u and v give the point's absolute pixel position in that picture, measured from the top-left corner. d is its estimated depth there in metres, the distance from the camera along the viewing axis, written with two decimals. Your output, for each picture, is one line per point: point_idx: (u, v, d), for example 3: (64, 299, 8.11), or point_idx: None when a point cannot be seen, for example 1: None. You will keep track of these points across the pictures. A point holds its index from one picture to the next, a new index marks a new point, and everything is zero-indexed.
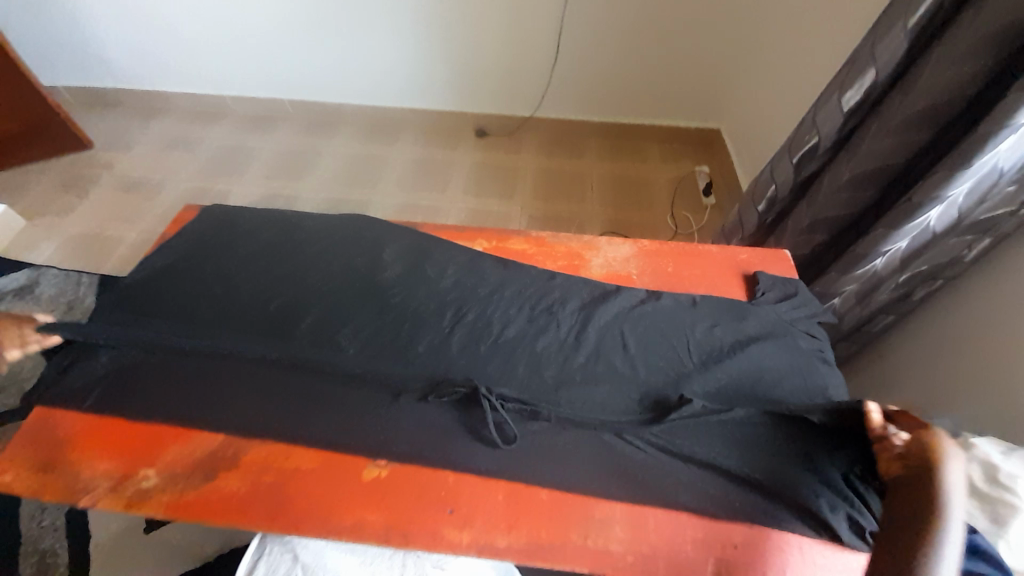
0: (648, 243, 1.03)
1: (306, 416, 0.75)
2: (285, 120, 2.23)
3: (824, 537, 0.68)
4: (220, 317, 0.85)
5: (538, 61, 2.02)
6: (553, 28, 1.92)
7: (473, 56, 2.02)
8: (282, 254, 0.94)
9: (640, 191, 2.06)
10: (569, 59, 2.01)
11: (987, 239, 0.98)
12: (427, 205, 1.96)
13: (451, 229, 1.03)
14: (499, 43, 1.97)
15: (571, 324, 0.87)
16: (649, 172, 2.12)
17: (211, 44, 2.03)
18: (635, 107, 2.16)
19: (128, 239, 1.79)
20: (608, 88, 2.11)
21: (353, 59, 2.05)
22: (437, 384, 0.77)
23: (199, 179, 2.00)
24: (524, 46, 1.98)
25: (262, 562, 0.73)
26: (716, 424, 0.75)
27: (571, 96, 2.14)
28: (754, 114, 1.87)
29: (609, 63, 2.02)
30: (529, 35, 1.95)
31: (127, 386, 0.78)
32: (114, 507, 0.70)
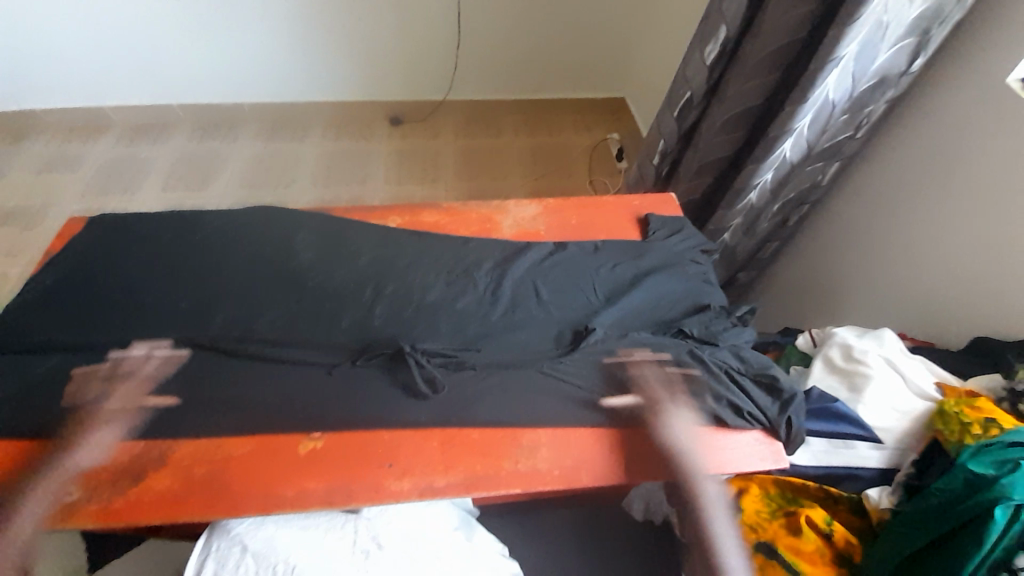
0: (552, 200, 1.11)
1: (232, 405, 0.76)
2: (178, 126, 2.07)
3: (713, 425, 0.83)
4: (127, 324, 0.82)
5: (441, 43, 2.05)
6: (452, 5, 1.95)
7: (376, 40, 2.00)
8: (186, 255, 0.91)
9: (556, 160, 2.15)
10: (471, 35, 2.05)
11: (834, 163, 1.15)
12: (348, 197, 1.94)
13: (363, 211, 1.05)
14: (400, 24, 1.97)
15: (487, 282, 0.93)
16: (562, 141, 2.21)
17: (81, 46, 1.86)
18: (540, 79, 2.23)
19: (15, 274, 1.62)
20: (512, 64, 2.16)
21: (247, 53, 1.95)
22: (366, 348, 0.81)
23: (89, 198, 1.84)
24: (426, 26, 1.99)
25: (211, 560, 0.68)
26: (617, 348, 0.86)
27: (478, 76, 2.18)
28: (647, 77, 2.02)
29: (510, 36, 2.08)
30: (428, 15, 1.96)
31: (32, 407, 0.74)
32: (39, 526, 0.68)
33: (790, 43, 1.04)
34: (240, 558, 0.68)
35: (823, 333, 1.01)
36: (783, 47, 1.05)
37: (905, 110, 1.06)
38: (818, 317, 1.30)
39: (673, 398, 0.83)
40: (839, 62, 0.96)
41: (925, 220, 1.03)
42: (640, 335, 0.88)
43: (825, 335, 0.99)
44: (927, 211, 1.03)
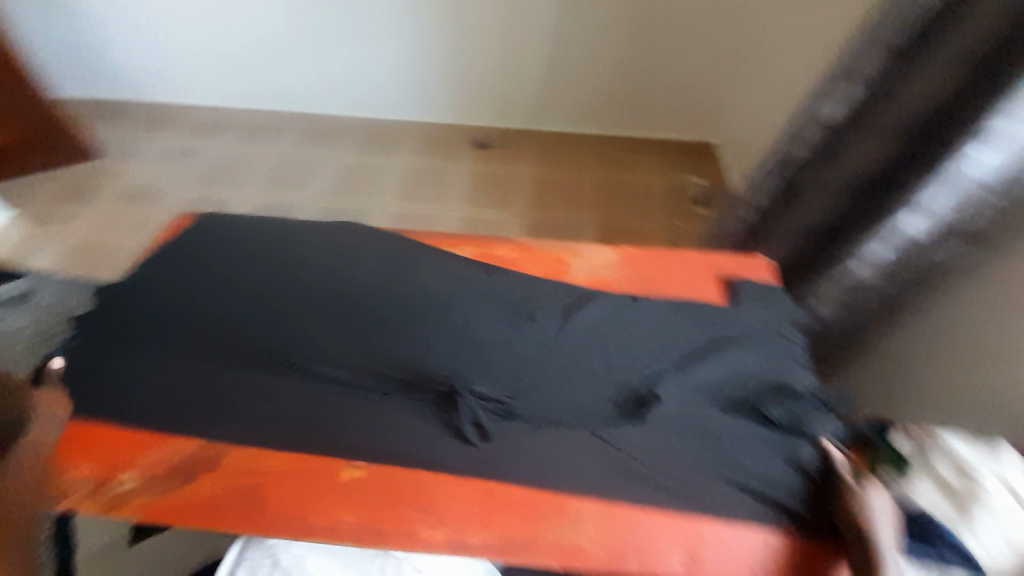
0: (630, 248, 1.06)
1: (285, 415, 0.78)
2: (285, 129, 2.26)
3: (785, 524, 0.72)
4: (206, 321, 0.87)
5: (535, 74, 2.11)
6: (549, 38, 2.01)
7: (471, 66, 2.10)
8: (268, 258, 0.97)
9: (631, 199, 2.08)
10: (567, 70, 2.09)
11: (971, 249, 0.98)
12: (423, 214, 2.00)
13: (439, 237, 1.06)
14: (497, 52, 2.06)
15: (551, 327, 0.89)
16: (639, 180, 2.14)
17: (226, 53, 2.13)
18: (626, 118, 2.21)
19: (127, 245, 1.83)
20: (602, 100, 2.17)
21: (358, 68, 2.14)
22: (419, 380, 0.80)
23: (201, 187, 2.05)
24: (522, 57, 2.06)
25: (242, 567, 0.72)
26: (683, 425, 0.78)
27: (566, 108, 2.20)
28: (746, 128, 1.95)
29: (602, 74, 2.09)
30: (525, 46, 2.04)
31: (108, 385, 0.80)
32: (92, 511, 0.73)
33: (932, 111, 0.92)
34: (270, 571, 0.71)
35: (925, 432, 0.80)
36: (922, 114, 0.93)
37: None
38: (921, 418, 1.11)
39: (737, 486, 0.75)
40: (989, 141, 0.87)
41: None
42: (709, 413, 0.80)
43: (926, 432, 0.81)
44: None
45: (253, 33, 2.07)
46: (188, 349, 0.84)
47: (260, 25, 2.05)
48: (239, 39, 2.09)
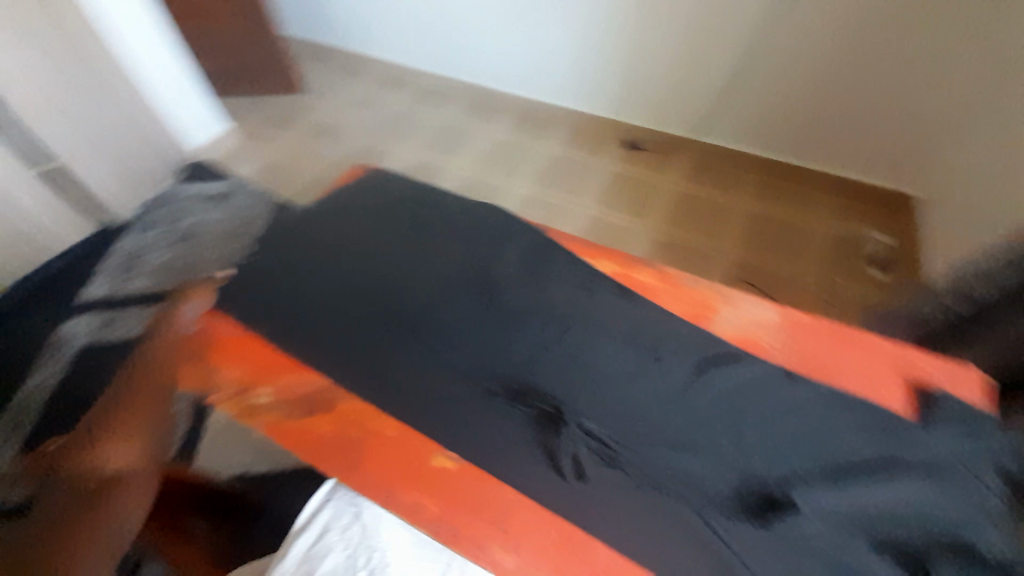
0: (798, 312, 0.89)
1: (398, 377, 0.85)
2: (452, 96, 2.40)
3: None
4: (365, 278, 1.00)
5: (712, 80, 1.86)
6: (737, 42, 1.73)
7: (640, 62, 1.93)
8: (418, 227, 1.09)
9: (791, 241, 1.81)
10: (751, 82, 1.81)
11: None
12: (555, 204, 1.99)
13: (578, 243, 1.01)
14: (671, 53, 1.85)
15: (681, 378, 0.79)
16: (806, 224, 1.85)
17: (410, 15, 2.24)
18: (813, 149, 1.88)
19: (304, 174, 2.14)
20: (786, 122, 1.85)
21: (524, 50, 2.11)
22: (527, 394, 0.80)
23: (370, 136, 2.28)
24: (700, 62, 1.83)
25: (328, 507, 0.70)
26: (815, 551, 0.64)
27: (740, 123, 1.93)
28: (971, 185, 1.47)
29: (791, 94, 1.77)
30: (705, 51, 1.80)
31: (275, 301, 0.98)
32: (231, 411, 0.85)
33: None
34: (350, 523, 0.67)
35: None
36: None
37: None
38: None
39: None
40: None
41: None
42: (856, 549, 0.64)
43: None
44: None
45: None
46: (345, 296, 0.98)
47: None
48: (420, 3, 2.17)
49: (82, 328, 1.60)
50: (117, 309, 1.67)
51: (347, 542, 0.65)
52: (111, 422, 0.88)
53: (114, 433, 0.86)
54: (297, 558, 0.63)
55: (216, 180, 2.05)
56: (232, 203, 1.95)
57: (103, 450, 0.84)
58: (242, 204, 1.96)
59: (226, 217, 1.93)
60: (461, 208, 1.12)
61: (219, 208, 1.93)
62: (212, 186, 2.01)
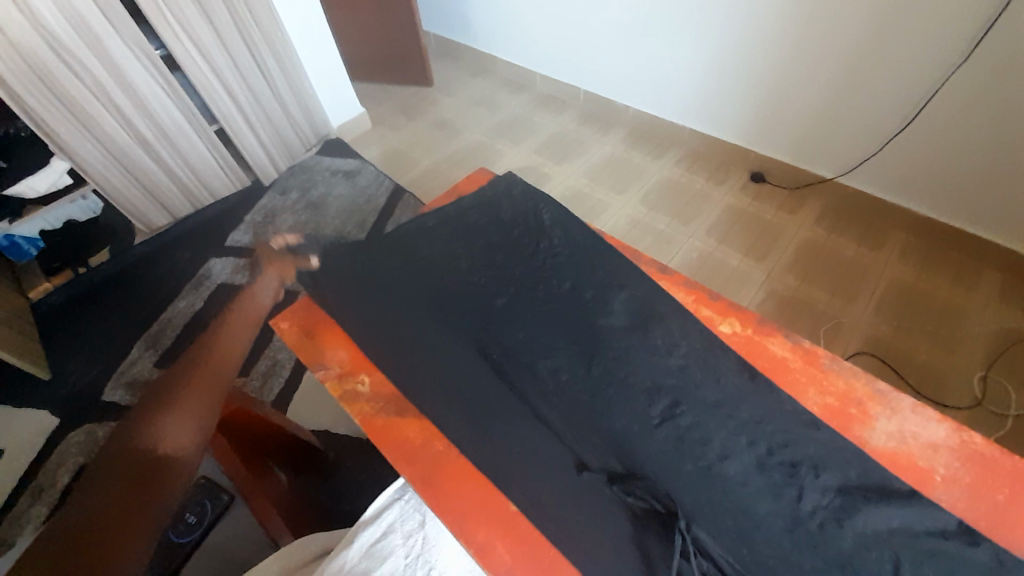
0: (979, 438, 0.71)
1: (488, 408, 0.84)
2: (572, 108, 2.38)
3: None
4: (473, 296, 0.99)
5: (872, 124, 1.58)
6: (921, 87, 1.43)
7: (792, 95, 1.70)
8: (524, 252, 1.05)
9: (951, 323, 1.49)
10: (920, 133, 1.50)
11: None
12: (661, 230, 1.86)
13: (702, 291, 0.95)
14: (832, 90, 1.60)
15: (818, 505, 0.67)
16: (976, 310, 1.50)
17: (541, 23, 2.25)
18: (999, 221, 1.52)
19: (421, 163, 2.24)
20: (957, 185, 1.53)
21: (659, 68, 1.98)
22: (630, 479, 0.72)
23: (488, 135, 2.33)
24: (865, 107, 1.56)
25: (396, 506, 0.78)
26: None
27: (896, 176, 1.63)
28: None
29: (980, 152, 1.44)
30: (874, 93, 1.52)
31: (384, 292, 1.02)
32: (333, 392, 0.91)
33: None
34: (413, 530, 0.75)
35: None
36: None
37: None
38: None
39: None
40: None
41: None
42: None
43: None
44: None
45: (565, 9, 2.11)
46: (450, 313, 0.97)
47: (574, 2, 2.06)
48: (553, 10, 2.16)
49: (222, 267, 1.92)
50: (246, 256, 1.94)
51: (407, 548, 0.73)
52: (171, 393, 0.76)
53: (171, 402, 0.74)
54: (361, 549, 0.72)
55: (348, 158, 2.25)
56: (358, 184, 2.13)
57: (155, 421, 0.71)
58: (366, 185, 2.13)
59: (349, 194, 2.11)
60: (576, 236, 1.07)
61: (346, 186, 2.13)
62: (343, 165, 2.21)
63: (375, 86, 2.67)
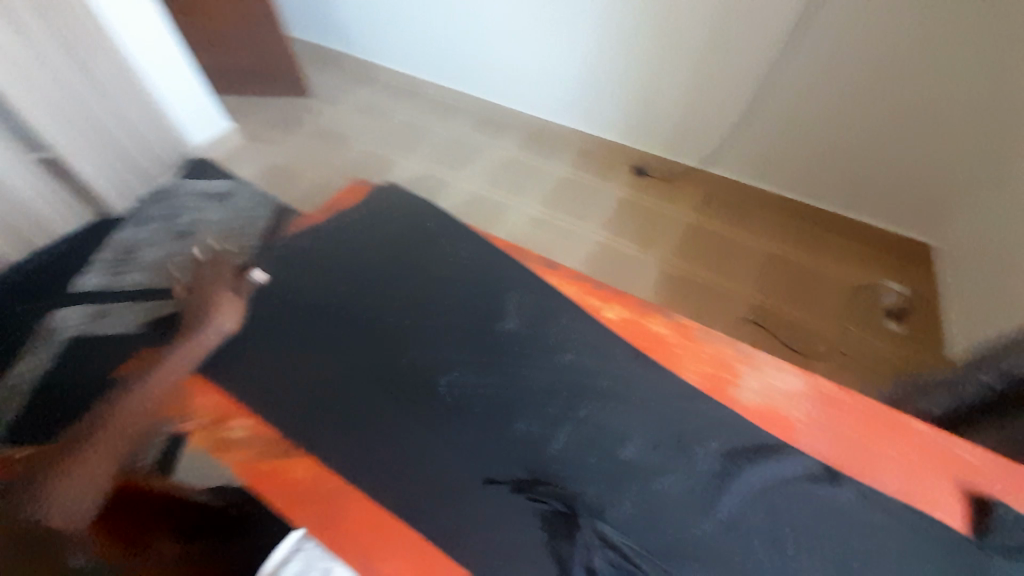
0: (828, 383, 0.79)
1: (380, 436, 0.77)
2: (462, 112, 2.35)
3: None
4: (359, 320, 0.91)
5: (724, 114, 1.78)
6: (756, 80, 1.65)
7: (658, 93, 1.85)
8: (411, 263, 1.00)
9: (806, 284, 1.72)
10: (761, 121, 1.73)
11: None
12: (561, 227, 1.91)
13: (587, 282, 0.97)
14: (690, 86, 1.77)
15: (707, 471, 0.70)
16: (823, 271, 1.75)
17: (419, 29, 2.20)
18: (832, 194, 1.79)
19: (307, 179, 2.06)
20: (794, 165, 1.78)
21: (539, 71, 2.03)
22: (533, 484, 0.70)
23: (378, 144, 2.22)
24: (721, 97, 1.75)
25: (296, 561, 0.62)
26: None
27: (748, 160, 1.86)
28: (994, 243, 1.43)
29: (805, 132, 1.69)
30: (727, 85, 1.71)
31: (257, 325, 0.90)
32: (204, 444, 0.78)
33: None
34: None
35: None
36: None
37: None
38: None
39: None
40: None
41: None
42: None
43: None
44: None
45: (441, 15, 2.08)
46: (331, 341, 0.88)
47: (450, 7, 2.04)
48: (430, 15, 2.11)
49: (72, 316, 1.58)
50: (106, 300, 1.62)
51: None
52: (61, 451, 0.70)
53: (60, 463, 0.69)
54: None
55: (219, 178, 1.99)
56: (234, 204, 1.90)
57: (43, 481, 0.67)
58: (247, 205, 1.91)
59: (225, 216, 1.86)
60: (463, 241, 1.04)
61: (220, 209, 1.88)
62: (214, 186, 1.95)
63: (242, 98, 2.41)
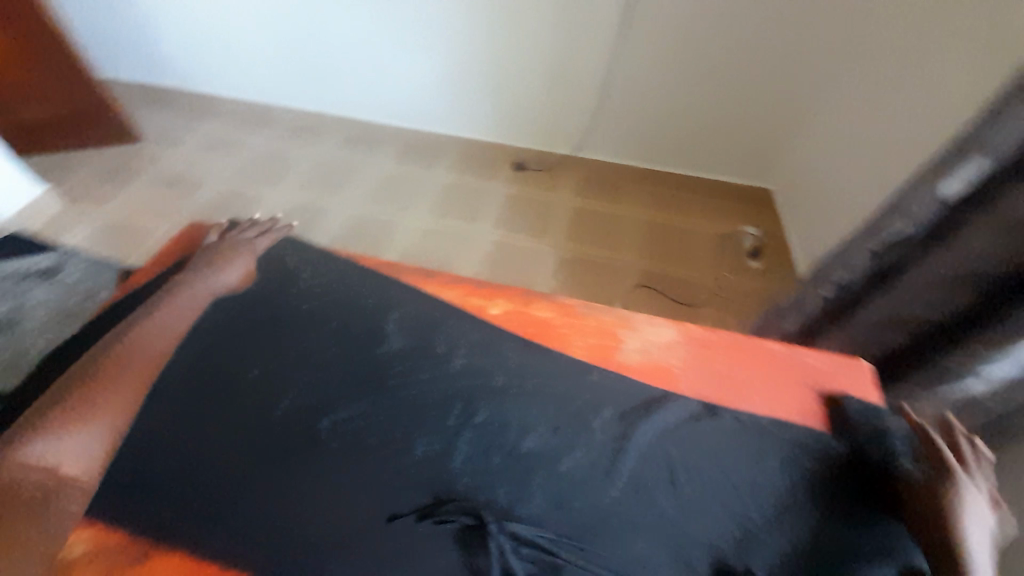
0: (695, 327, 0.87)
1: (264, 504, 0.67)
2: (327, 133, 2.21)
3: None
4: (221, 380, 0.80)
5: (583, 98, 1.93)
6: (606, 63, 1.82)
7: (521, 85, 1.94)
8: (273, 304, 0.90)
9: (681, 243, 1.89)
10: (616, 99, 1.91)
11: None
12: (456, 233, 1.88)
13: (468, 283, 0.95)
14: (549, 75, 1.89)
15: (605, 440, 0.72)
16: (692, 228, 1.93)
17: (269, 51, 2.05)
18: (684, 157, 2.03)
19: (156, 233, 1.79)
20: (651, 135, 1.99)
21: (406, 81, 2.03)
22: (439, 506, 0.65)
23: (237, 181, 2.00)
24: (577, 83, 1.90)
25: None
26: None
27: (612, 138, 2.03)
28: (814, 172, 1.75)
29: (653, 104, 1.91)
30: (580, 71, 1.86)
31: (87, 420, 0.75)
32: None
33: None
34: None
35: None
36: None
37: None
38: None
39: None
40: None
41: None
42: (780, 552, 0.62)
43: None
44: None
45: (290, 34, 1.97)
46: (190, 412, 0.76)
47: (299, 25, 1.94)
48: (278, 34, 1.99)
49: None
50: None
51: None
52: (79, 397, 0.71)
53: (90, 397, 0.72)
54: None
55: (38, 255, 1.64)
56: (64, 279, 1.58)
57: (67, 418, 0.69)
58: (83, 277, 1.60)
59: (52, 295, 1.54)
60: (333, 271, 0.96)
61: (45, 287, 1.55)
62: (33, 264, 1.60)
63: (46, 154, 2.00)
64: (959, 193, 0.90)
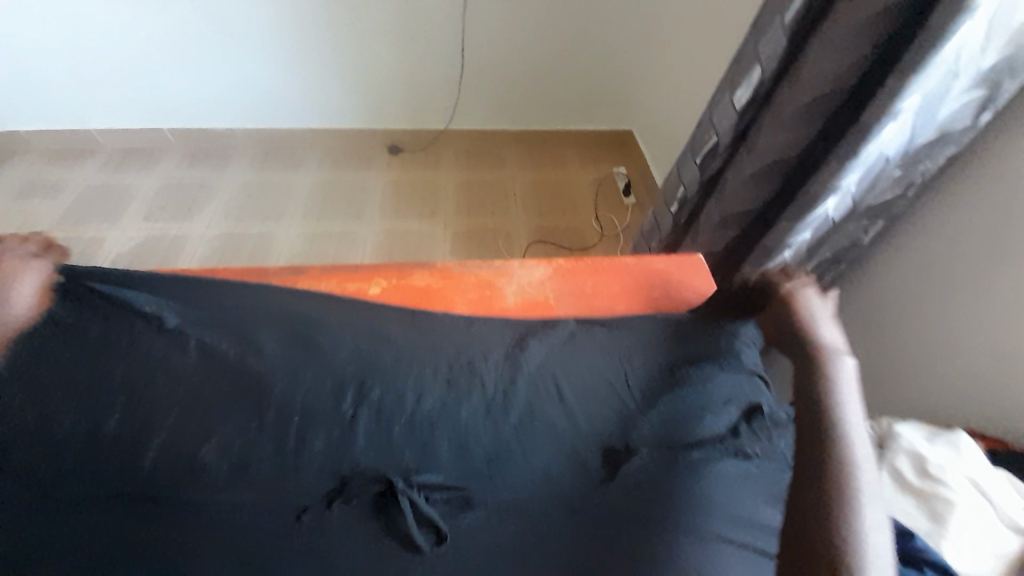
0: (562, 261, 0.95)
1: (163, 547, 0.63)
2: (168, 152, 1.95)
3: (734, 503, 0.64)
4: (67, 446, 0.71)
5: (439, 67, 1.90)
6: (450, 28, 1.80)
7: (372, 62, 1.85)
8: (111, 342, 0.79)
9: (561, 194, 2.00)
10: (470, 64, 1.91)
11: (879, 223, 1.04)
12: (340, 232, 1.79)
13: (344, 272, 0.93)
14: (398, 49, 1.83)
15: (496, 378, 0.77)
16: (568, 177, 2.05)
17: (68, 68, 1.75)
18: (546, 111, 2.10)
19: None
20: (511, 96, 2.03)
21: (245, 79, 1.84)
22: (347, 484, 0.67)
23: (65, 228, 1.71)
24: (428, 53, 1.86)
25: None
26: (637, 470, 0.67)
27: (476, 104, 2.04)
28: (658, 106, 1.91)
29: (505, 63, 1.93)
30: (428, 40, 1.82)
31: None
32: None
33: (813, 137, 0.99)
34: None
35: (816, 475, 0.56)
36: (797, 135, 0.99)
37: (963, 165, 0.93)
38: (872, 398, 1.15)
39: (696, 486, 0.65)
40: (898, 114, 0.83)
41: (986, 284, 0.91)
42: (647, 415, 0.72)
43: (889, 434, 0.88)
44: (991, 284, 0.90)
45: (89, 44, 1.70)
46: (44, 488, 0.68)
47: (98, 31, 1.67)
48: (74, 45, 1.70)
49: None
50: None
51: None
52: None
53: None
54: None
55: None
56: None
57: None
58: None
59: None
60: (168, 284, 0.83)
61: None
62: None
63: None
64: (748, 99, 1.07)
